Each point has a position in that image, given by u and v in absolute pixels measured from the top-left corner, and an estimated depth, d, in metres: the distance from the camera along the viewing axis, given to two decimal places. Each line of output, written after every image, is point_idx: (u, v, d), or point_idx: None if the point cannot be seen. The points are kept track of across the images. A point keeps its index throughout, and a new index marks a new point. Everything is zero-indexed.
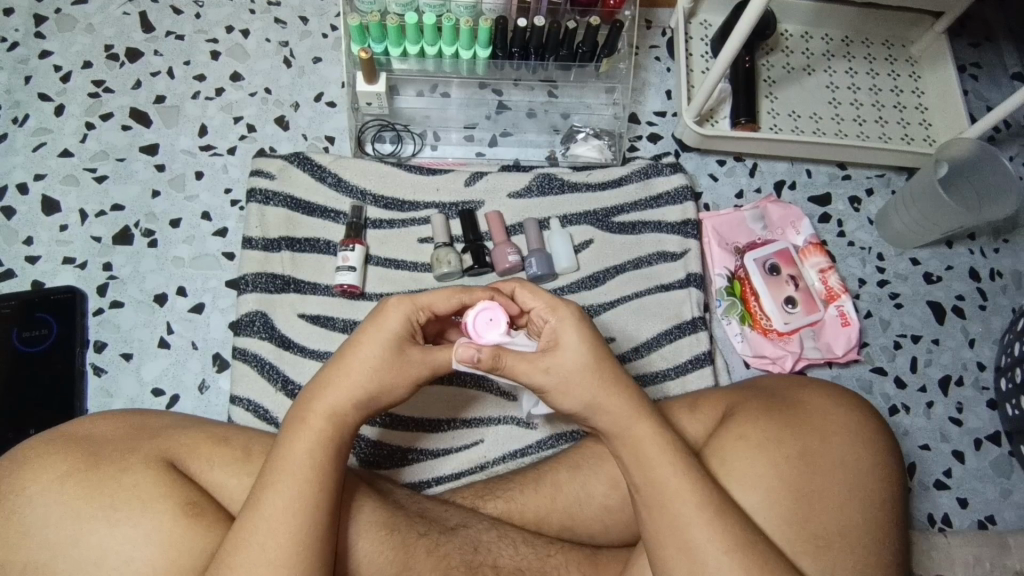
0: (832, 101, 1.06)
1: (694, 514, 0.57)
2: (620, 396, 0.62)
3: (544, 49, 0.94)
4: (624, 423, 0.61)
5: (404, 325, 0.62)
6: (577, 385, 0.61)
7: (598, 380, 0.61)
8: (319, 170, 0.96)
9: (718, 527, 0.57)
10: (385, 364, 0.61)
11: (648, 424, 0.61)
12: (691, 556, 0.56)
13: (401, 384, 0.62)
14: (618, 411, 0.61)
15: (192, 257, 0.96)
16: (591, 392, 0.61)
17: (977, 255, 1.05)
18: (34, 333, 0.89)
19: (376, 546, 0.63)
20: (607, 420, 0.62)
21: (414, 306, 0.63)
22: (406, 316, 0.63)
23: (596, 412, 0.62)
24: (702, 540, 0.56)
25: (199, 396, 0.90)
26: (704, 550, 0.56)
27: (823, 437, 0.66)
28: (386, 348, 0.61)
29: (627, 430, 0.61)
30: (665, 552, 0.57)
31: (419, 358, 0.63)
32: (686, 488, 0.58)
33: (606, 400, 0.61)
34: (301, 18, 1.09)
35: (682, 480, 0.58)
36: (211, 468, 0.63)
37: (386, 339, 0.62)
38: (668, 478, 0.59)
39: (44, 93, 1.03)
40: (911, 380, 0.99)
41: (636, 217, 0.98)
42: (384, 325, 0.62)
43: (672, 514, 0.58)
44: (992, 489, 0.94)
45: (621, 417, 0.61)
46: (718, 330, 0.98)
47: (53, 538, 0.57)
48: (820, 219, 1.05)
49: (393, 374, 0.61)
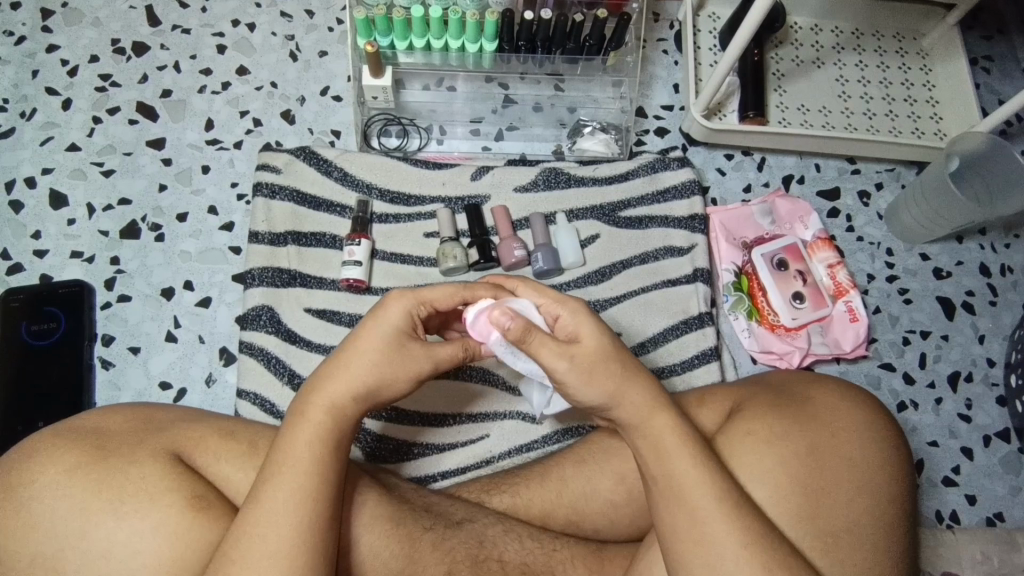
0: (841, 95, 1.05)
1: (712, 508, 0.57)
2: (642, 387, 0.61)
3: (551, 43, 0.93)
4: (644, 416, 0.60)
5: (405, 318, 0.63)
6: (599, 379, 0.60)
7: (619, 370, 0.60)
8: (325, 164, 0.96)
9: (733, 521, 0.57)
10: (384, 357, 0.61)
11: (666, 416, 0.60)
12: (707, 551, 0.56)
13: (401, 378, 0.62)
14: (637, 403, 0.60)
15: (199, 251, 0.96)
16: (612, 384, 0.60)
17: (988, 250, 1.04)
18: (42, 326, 0.90)
19: (382, 539, 0.63)
20: (626, 412, 0.61)
21: (416, 300, 0.63)
22: (406, 309, 0.63)
23: (616, 404, 0.60)
24: (718, 535, 0.56)
25: (206, 389, 0.91)
26: (721, 544, 0.56)
27: (832, 431, 0.66)
28: (385, 342, 0.61)
29: (648, 422, 0.60)
30: (679, 547, 0.57)
31: (422, 353, 0.63)
32: (705, 483, 0.58)
33: (628, 393, 0.60)
34: (307, 12, 1.09)
35: (700, 473, 0.58)
36: (218, 461, 0.63)
37: (385, 331, 0.62)
38: (689, 471, 0.58)
39: (52, 88, 1.03)
40: (920, 376, 0.98)
41: (644, 212, 0.98)
42: (383, 318, 0.62)
43: (691, 508, 0.57)
44: (1001, 486, 0.94)
45: (640, 409, 0.60)
46: (725, 325, 0.98)
47: (61, 531, 0.57)
48: (828, 214, 1.04)
49: (392, 367, 0.61)
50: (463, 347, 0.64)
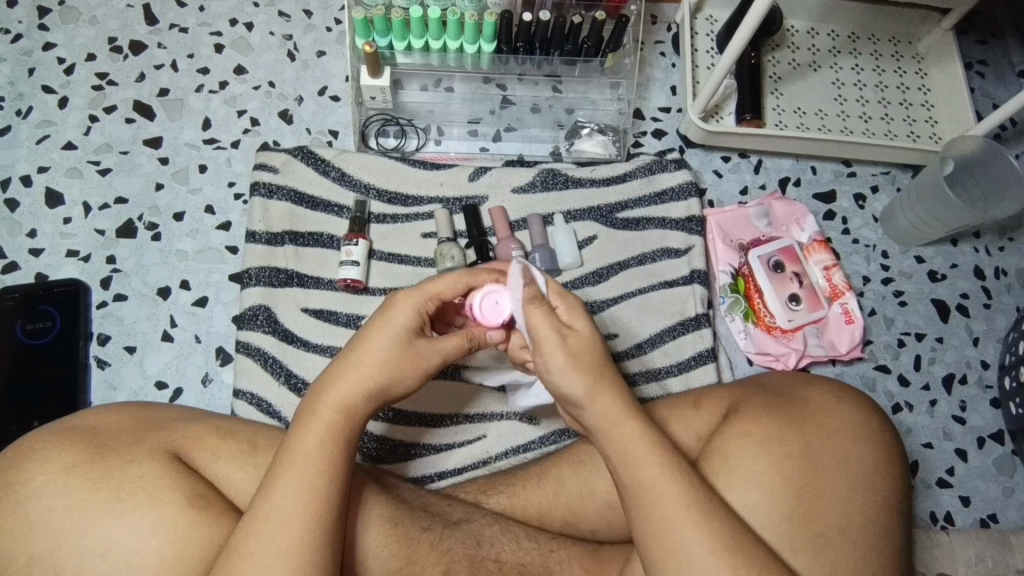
0: (838, 98, 1.05)
1: (682, 516, 0.57)
2: (611, 395, 0.60)
3: (549, 44, 0.94)
4: (613, 424, 0.60)
5: (415, 317, 0.62)
6: (580, 370, 0.60)
7: (598, 373, 0.61)
8: (322, 164, 0.96)
9: (704, 527, 0.57)
10: (393, 356, 0.61)
11: (636, 424, 0.60)
12: (678, 557, 0.56)
13: (410, 377, 0.62)
14: (610, 410, 0.60)
15: (196, 251, 0.96)
16: (591, 381, 0.60)
17: (982, 253, 1.05)
18: (38, 325, 0.89)
19: (382, 539, 0.63)
20: (596, 416, 0.60)
21: (423, 297, 0.63)
22: (415, 308, 0.62)
23: (589, 403, 0.60)
24: (688, 542, 0.56)
25: (202, 389, 0.90)
26: (692, 551, 0.56)
27: (826, 434, 0.66)
28: (394, 341, 0.61)
29: (616, 431, 0.60)
30: (654, 553, 0.57)
31: (428, 350, 0.63)
32: (674, 490, 0.58)
33: (603, 394, 0.60)
34: (305, 11, 1.09)
35: (670, 482, 0.58)
36: (217, 460, 0.63)
37: (394, 332, 0.62)
38: (656, 480, 0.58)
39: (48, 85, 1.02)
40: (915, 378, 0.98)
41: (641, 213, 0.98)
42: (393, 314, 0.62)
43: (659, 516, 0.57)
44: (995, 488, 0.94)
45: (612, 416, 0.60)
46: (723, 327, 0.98)
47: (58, 530, 0.57)
48: (825, 216, 1.05)
49: (402, 366, 0.61)
50: (467, 338, 0.64)
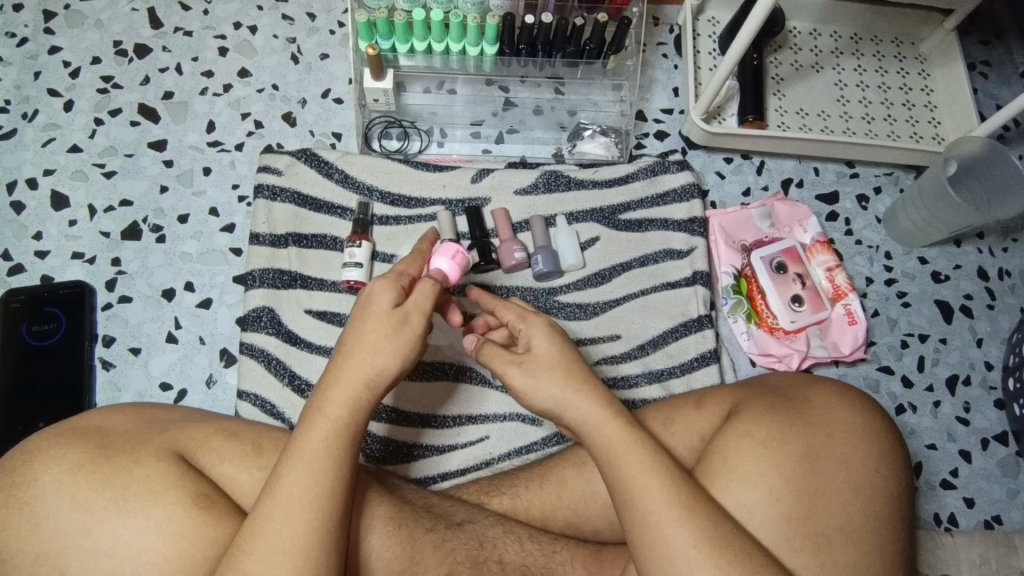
0: (840, 99, 1.05)
1: (664, 512, 0.57)
2: (588, 396, 0.62)
3: (551, 46, 0.94)
4: (600, 421, 0.61)
5: (395, 295, 0.64)
6: (544, 384, 0.63)
7: (563, 376, 0.63)
8: (325, 167, 0.96)
9: (690, 522, 0.57)
10: (384, 334, 0.62)
11: (619, 420, 0.61)
12: (664, 554, 0.56)
13: (405, 348, 0.62)
14: (587, 410, 0.61)
15: (200, 253, 0.97)
16: (556, 392, 0.62)
17: (986, 254, 1.05)
18: (43, 327, 0.90)
19: (386, 540, 0.64)
20: (575, 417, 0.62)
21: (393, 276, 0.66)
22: (392, 285, 0.64)
23: (561, 409, 0.62)
24: (674, 537, 0.56)
25: (207, 390, 0.91)
26: (676, 547, 0.56)
27: (828, 434, 0.66)
28: (379, 319, 0.62)
29: (600, 429, 0.61)
30: (641, 552, 0.57)
31: (414, 314, 0.63)
32: (657, 486, 0.58)
33: (574, 400, 0.62)
34: (308, 14, 1.09)
35: (653, 476, 0.58)
36: (221, 461, 0.64)
37: (378, 311, 0.63)
38: (639, 477, 0.58)
39: (54, 89, 1.03)
40: (918, 379, 0.98)
41: (642, 214, 0.98)
42: (374, 299, 0.63)
43: (643, 511, 0.57)
44: (999, 489, 0.94)
45: (591, 415, 0.61)
46: (725, 328, 0.99)
47: (63, 529, 0.57)
48: (827, 217, 1.05)
49: (394, 338, 0.62)
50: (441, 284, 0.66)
